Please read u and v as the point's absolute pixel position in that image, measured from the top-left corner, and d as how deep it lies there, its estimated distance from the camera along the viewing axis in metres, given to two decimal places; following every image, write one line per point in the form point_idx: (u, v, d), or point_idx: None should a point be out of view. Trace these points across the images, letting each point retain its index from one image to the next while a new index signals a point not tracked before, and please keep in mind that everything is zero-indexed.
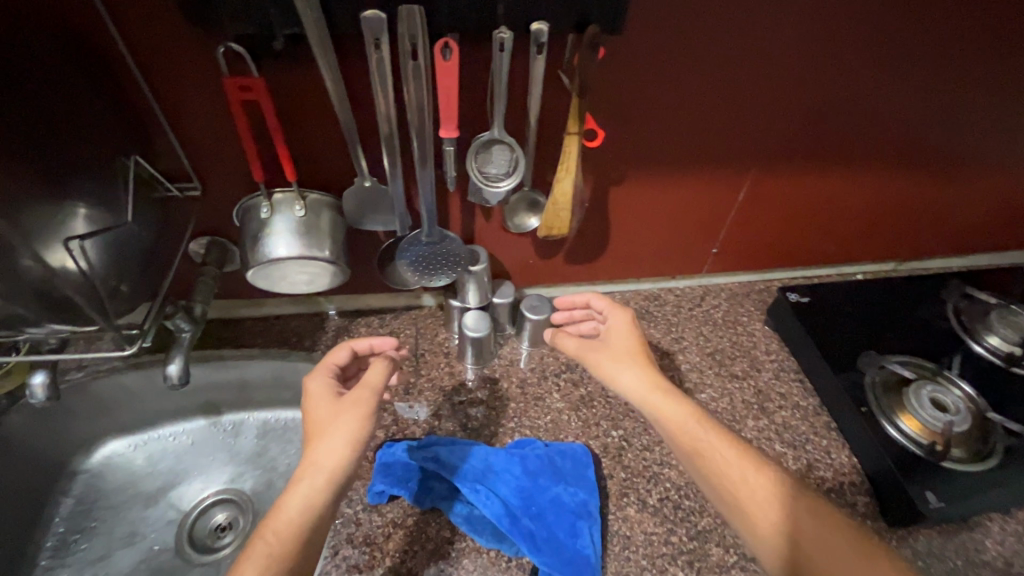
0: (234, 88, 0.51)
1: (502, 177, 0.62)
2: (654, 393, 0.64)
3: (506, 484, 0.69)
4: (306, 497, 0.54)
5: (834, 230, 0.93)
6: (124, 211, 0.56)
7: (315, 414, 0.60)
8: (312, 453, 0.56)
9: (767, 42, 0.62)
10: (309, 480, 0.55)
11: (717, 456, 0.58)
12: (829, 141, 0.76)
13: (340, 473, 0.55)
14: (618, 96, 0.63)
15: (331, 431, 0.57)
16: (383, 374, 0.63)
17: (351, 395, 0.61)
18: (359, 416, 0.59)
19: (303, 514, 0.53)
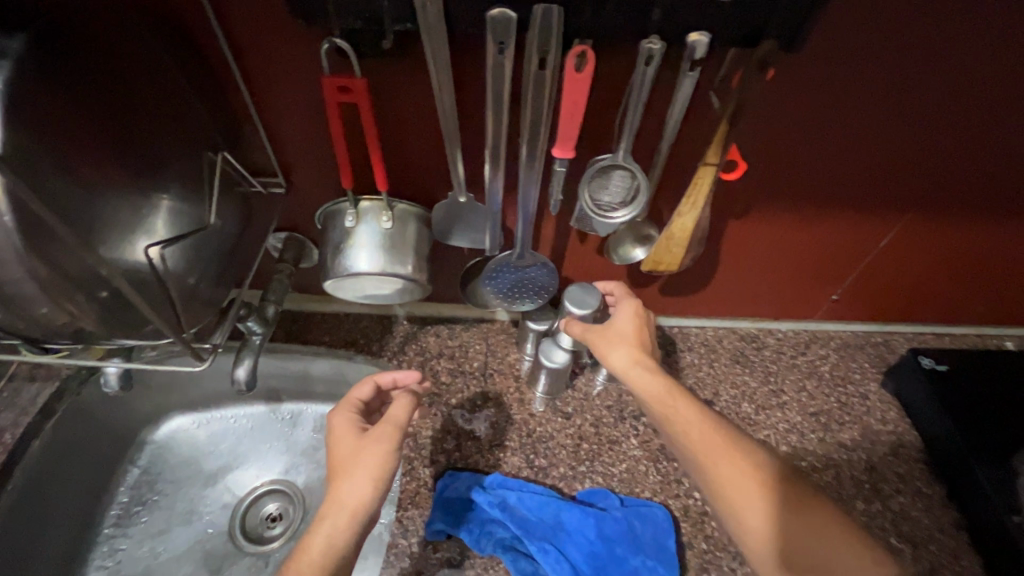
0: (333, 89, 0.45)
1: (615, 207, 0.53)
2: (636, 363, 0.58)
3: (578, 551, 0.64)
4: (328, 537, 0.49)
5: (985, 288, 0.78)
6: (207, 211, 0.52)
7: (337, 453, 0.56)
8: (334, 491, 0.52)
9: (973, 67, 0.49)
10: (332, 519, 0.51)
11: (688, 426, 0.53)
12: (1010, 187, 0.62)
13: (363, 508, 0.52)
14: (764, 121, 0.53)
15: (355, 467, 0.53)
16: (406, 408, 0.57)
17: (373, 429, 0.56)
18: (381, 448, 0.54)
19: (326, 555, 0.49)
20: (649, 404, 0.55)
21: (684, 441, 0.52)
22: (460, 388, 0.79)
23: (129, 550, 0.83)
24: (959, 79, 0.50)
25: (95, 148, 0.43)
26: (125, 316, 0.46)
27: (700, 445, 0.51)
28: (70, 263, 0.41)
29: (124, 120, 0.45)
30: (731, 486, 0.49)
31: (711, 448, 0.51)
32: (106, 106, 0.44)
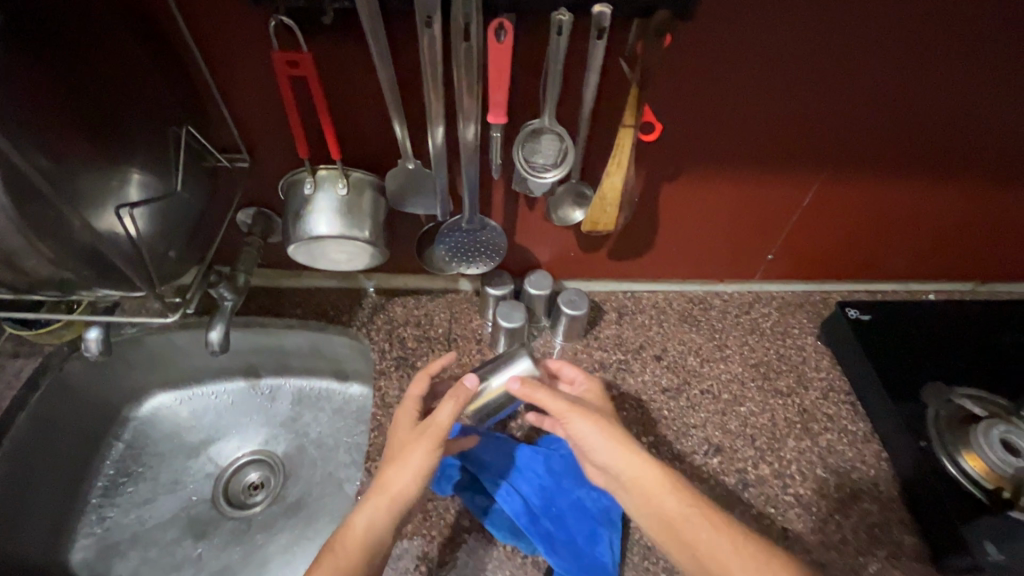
0: (282, 62, 0.50)
1: (549, 168, 0.58)
2: (625, 450, 0.60)
3: (530, 484, 0.69)
4: (371, 515, 0.56)
5: (905, 245, 0.86)
6: (174, 178, 0.56)
7: (395, 444, 0.62)
8: (384, 475, 0.58)
9: (854, 31, 0.56)
10: (376, 500, 0.57)
11: (688, 522, 0.57)
12: (909, 146, 0.69)
13: (406, 496, 0.57)
14: (678, 87, 0.59)
15: (403, 459, 0.58)
16: (454, 410, 0.60)
17: (422, 426, 0.60)
18: (427, 447, 0.59)
19: (368, 528, 0.56)
20: (641, 493, 0.59)
21: (693, 540, 0.56)
22: (425, 352, 0.84)
23: (116, 518, 0.87)
24: (844, 42, 0.57)
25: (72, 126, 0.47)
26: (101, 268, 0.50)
27: (676, 517, 0.57)
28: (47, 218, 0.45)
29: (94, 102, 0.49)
30: (720, 561, 0.54)
31: (691, 520, 0.57)
32: (77, 92, 0.48)
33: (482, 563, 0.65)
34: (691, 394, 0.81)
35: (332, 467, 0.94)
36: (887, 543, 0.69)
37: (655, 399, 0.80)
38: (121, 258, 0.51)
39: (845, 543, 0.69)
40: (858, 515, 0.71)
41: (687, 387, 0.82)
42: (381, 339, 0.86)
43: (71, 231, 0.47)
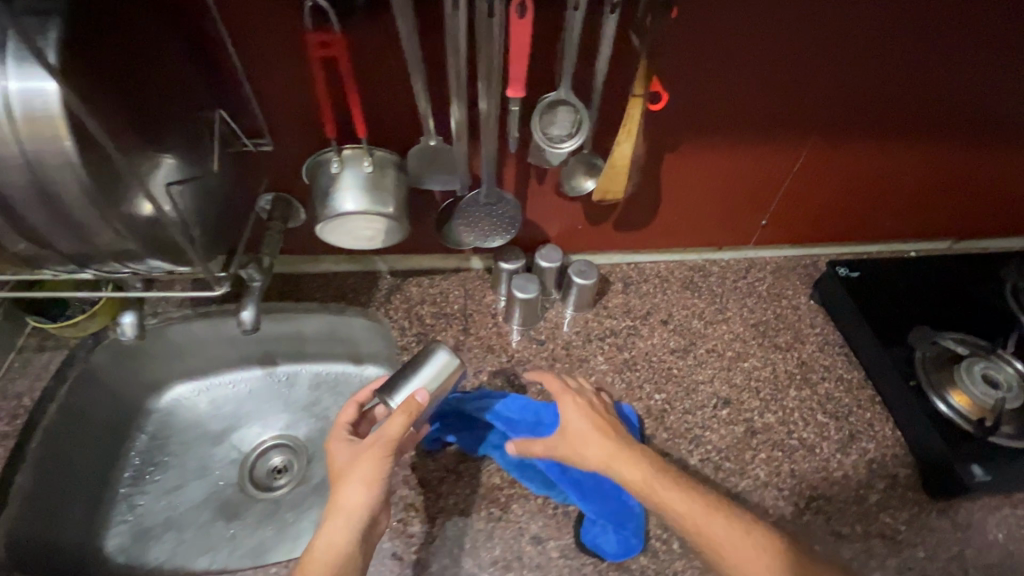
0: (314, 44, 0.52)
1: (564, 139, 0.62)
2: (614, 461, 0.63)
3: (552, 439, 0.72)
4: (329, 537, 0.56)
5: (887, 207, 0.92)
6: (209, 161, 0.58)
7: (337, 468, 0.62)
8: (336, 496, 0.59)
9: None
10: (333, 521, 0.57)
11: (675, 500, 0.60)
12: (887, 110, 0.75)
13: (361, 510, 0.58)
14: (680, 59, 0.64)
15: (353, 477, 0.59)
16: (402, 423, 0.61)
17: (368, 441, 0.61)
18: (376, 458, 0.60)
19: (331, 552, 0.56)
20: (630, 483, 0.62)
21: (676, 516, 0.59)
22: (444, 327, 0.88)
23: (148, 505, 0.89)
24: (832, 9, 0.62)
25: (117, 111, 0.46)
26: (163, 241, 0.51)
27: (644, 485, 0.62)
28: (116, 195, 0.44)
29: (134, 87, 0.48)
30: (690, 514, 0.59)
31: (656, 485, 0.61)
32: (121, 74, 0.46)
33: (515, 516, 0.69)
34: (698, 354, 0.86)
35: None
36: (885, 476, 0.75)
37: (664, 360, 0.85)
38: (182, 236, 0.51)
39: (846, 478, 0.75)
40: (857, 454, 0.77)
41: (693, 347, 0.87)
42: (400, 317, 0.89)
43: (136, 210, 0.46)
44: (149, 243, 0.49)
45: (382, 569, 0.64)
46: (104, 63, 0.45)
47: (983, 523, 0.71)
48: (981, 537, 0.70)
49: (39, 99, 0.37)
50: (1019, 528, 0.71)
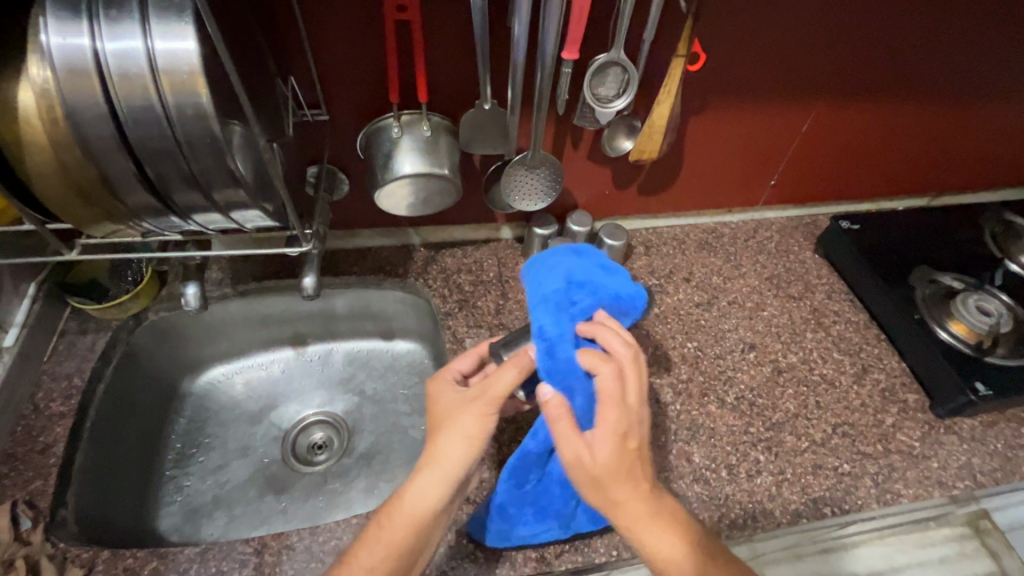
0: (392, 7, 0.56)
1: (613, 99, 0.68)
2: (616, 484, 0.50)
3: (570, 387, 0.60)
4: (424, 487, 0.55)
5: (880, 165, 1.01)
6: (284, 126, 0.61)
7: (439, 413, 0.58)
8: (433, 445, 0.56)
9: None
10: (429, 470, 0.55)
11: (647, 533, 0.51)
12: (884, 71, 0.83)
13: (455, 468, 0.55)
14: (710, 24, 0.71)
15: (454, 427, 0.55)
16: (512, 380, 0.55)
17: (477, 391, 0.56)
18: (479, 414, 0.55)
19: (423, 504, 0.55)
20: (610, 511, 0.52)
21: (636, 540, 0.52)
22: (483, 294, 0.91)
23: (194, 485, 0.85)
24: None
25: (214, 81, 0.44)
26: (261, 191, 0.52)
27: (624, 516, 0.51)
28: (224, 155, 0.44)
29: None
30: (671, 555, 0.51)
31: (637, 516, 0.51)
32: None
33: None
34: (721, 306, 0.92)
35: (396, 418, 0.94)
36: (898, 402, 0.83)
37: (692, 312, 0.91)
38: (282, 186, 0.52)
39: (864, 405, 0.82)
40: (872, 384, 0.85)
41: (716, 300, 0.93)
42: (439, 286, 0.92)
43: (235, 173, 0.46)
44: (255, 196, 0.50)
45: (459, 512, 0.68)
46: None
47: (984, 435, 0.80)
48: (984, 447, 0.79)
49: (181, 50, 0.40)
50: (1014, 438, 0.81)
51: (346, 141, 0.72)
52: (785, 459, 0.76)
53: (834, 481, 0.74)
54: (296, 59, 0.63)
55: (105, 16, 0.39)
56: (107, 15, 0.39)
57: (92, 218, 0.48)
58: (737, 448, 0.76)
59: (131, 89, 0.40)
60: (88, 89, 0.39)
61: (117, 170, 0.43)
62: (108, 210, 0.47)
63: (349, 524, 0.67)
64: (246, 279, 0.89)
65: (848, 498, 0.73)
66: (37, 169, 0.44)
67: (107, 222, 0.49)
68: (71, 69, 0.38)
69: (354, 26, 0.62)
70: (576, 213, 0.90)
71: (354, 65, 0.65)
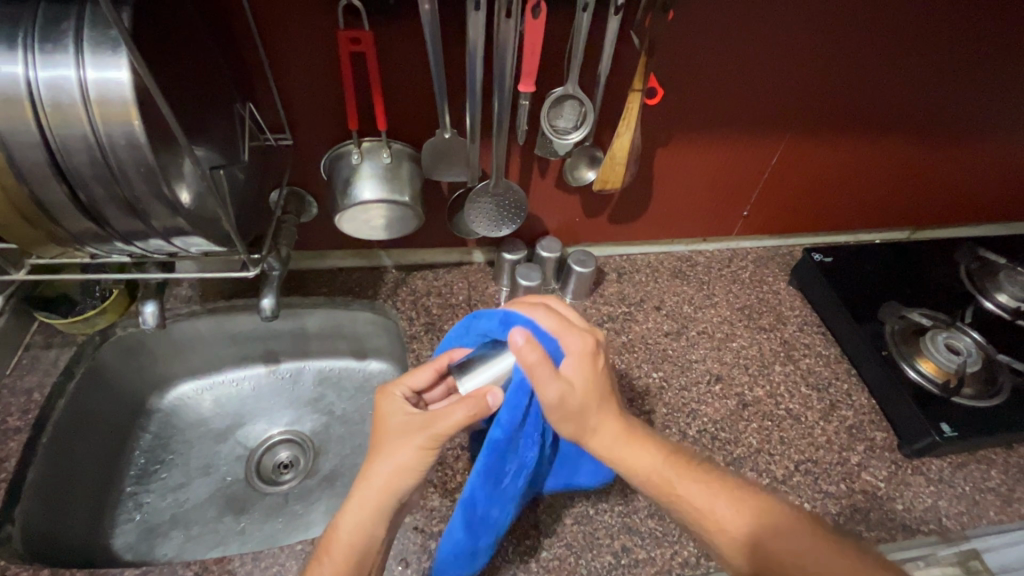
0: (346, 40, 0.57)
1: (570, 130, 0.71)
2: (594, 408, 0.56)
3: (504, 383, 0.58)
4: (354, 517, 0.55)
5: (855, 198, 1.01)
6: (242, 151, 0.62)
7: (384, 435, 0.58)
8: (370, 470, 0.56)
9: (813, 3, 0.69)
10: (360, 498, 0.56)
11: (649, 465, 0.56)
12: (851, 107, 0.84)
13: (391, 496, 0.56)
14: (670, 59, 0.72)
15: (391, 454, 0.56)
16: (455, 422, 0.55)
17: (420, 420, 0.57)
18: (420, 444, 0.56)
19: (354, 533, 0.55)
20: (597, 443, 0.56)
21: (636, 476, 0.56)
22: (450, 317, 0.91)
23: (153, 503, 0.84)
24: (806, 13, 0.70)
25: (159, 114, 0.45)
26: (207, 217, 0.53)
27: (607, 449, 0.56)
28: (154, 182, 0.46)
29: (173, 76, 0.50)
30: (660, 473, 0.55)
31: (619, 449, 0.56)
32: (158, 65, 0.47)
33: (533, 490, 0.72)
34: (690, 335, 0.92)
35: (362, 440, 0.93)
36: (865, 440, 0.81)
37: (660, 342, 0.90)
38: (223, 212, 0.53)
39: (830, 442, 0.81)
40: (839, 420, 0.83)
41: (686, 330, 0.92)
42: (407, 308, 0.92)
43: (166, 198, 0.47)
44: (196, 222, 0.51)
45: (406, 541, 0.67)
46: (146, 49, 0.46)
47: (952, 477, 0.79)
48: (951, 489, 0.78)
49: (114, 81, 0.42)
50: (983, 480, 0.79)
51: (310, 165, 0.74)
52: None
53: None
54: (258, 86, 0.65)
55: (39, 48, 0.41)
56: (42, 48, 0.41)
57: (36, 240, 0.49)
58: None
59: (64, 118, 0.42)
60: (19, 115, 0.42)
61: (50, 194, 0.45)
62: (51, 232, 0.49)
63: (293, 550, 0.67)
64: (214, 297, 0.89)
65: None
66: None
67: (53, 244, 0.50)
68: (3, 96, 0.41)
69: (314, 57, 0.63)
70: (544, 239, 0.90)
71: (314, 93, 0.66)
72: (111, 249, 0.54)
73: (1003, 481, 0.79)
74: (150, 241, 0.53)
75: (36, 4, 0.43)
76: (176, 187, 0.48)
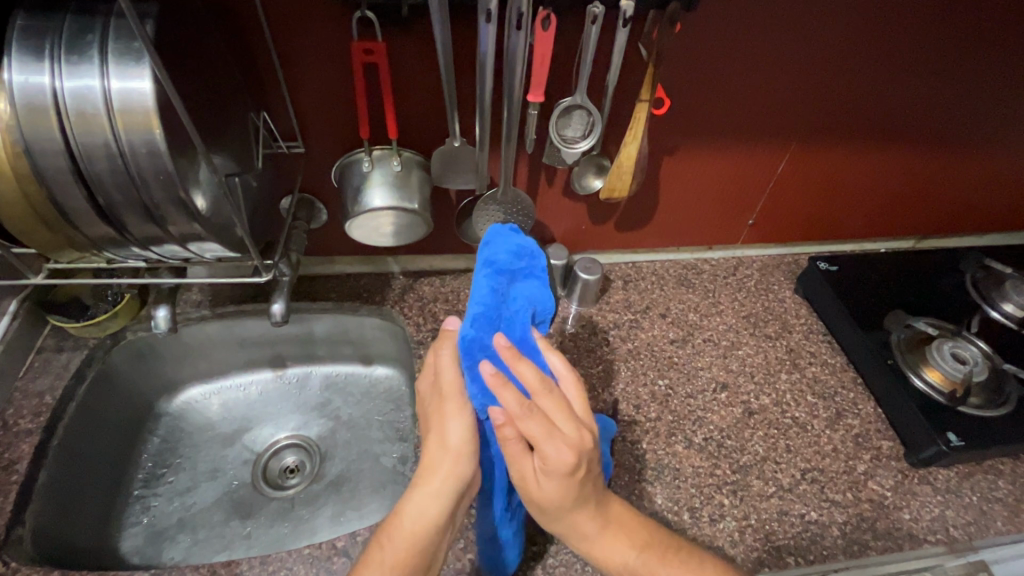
0: (360, 50, 0.58)
1: (578, 140, 0.73)
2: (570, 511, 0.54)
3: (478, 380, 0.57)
4: (421, 497, 0.54)
5: (860, 207, 1.01)
6: (255, 158, 0.63)
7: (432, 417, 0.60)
8: (430, 451, 0.57)
9: (820, 14, 0.70)
10: (425, 480, 0.56)
11: (617, 558, 0.56)
12: (857, 117, 0.84)
13: (456, 471, 0.56)
14: (678, 70, 0.73)
15: (443, 431, 0.57)
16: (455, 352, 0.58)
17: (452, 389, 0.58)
18: (458, 412, 0.58)
19: (423, 516, 0.54)
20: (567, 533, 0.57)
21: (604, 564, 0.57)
22: None
23: (161, 506, 0.84)
24: (812, 25, 0.71)
25: (177, 122, 0.46)
26: (220, 223, 0.54)
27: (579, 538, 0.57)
28: (172, 188, 0.47)
29: (193, 85, 0.51)
30: (630, 564, 0.56)
31: (592, 541, 0.56)
32: (178, 75, 0.49)
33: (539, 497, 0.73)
34: (696, 343, 0.92)
35: (369, 445, 0.93)
36: (871, 449, 0.81)
37: (666, 349, 0.91)
38: (236, 218, 0.54)
39: (836, 451, 0.81)
40: (845, 429, 0.83)
41: (692, 337, 0.92)
42: (414, 314, 0.93)
43: (183, 203, 0.48)
44: (212, 227, 0.52)
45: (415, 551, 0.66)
46: (168, 60, 0.47)
47: (959, 487, 0.79)
48: (958, 499, 0.78)
49: (136, 90, 0.43)
50: (990, 491, 0.79)
51: (321, 173, 0.75)
52: (750, 504, 0.74)
53: (800, 530, 0.73)
54: (271, 95, 0.66)
55: (66, 59, 0.43)
56: (68, 59, 0.43)
57: (54, 244, 0.50)
58: (702, 491, 0.75)
59: (87, 126, 0.44)
60: (46, 125, 0.43)
61: (71, 199, 0.46)
62: (69, 237, 0.50)
63: (299, 554, 0.68)
64: (224, 302, 0.90)
65: (813, 548, 0.71)
66: None
67: (70, 248, 0.51)
68: (31, 105, 0.42)
69: (327, 65, 0.64)
70: (552, 246, 0.91)
71: (326, 101, 0.67)
72: (125, 253, 0.54)
73: (1010, 492, 0.79)
74: (165, 245, 0.53)
75: (61, 15, 0.44)
76: (193, 192, 0.49)
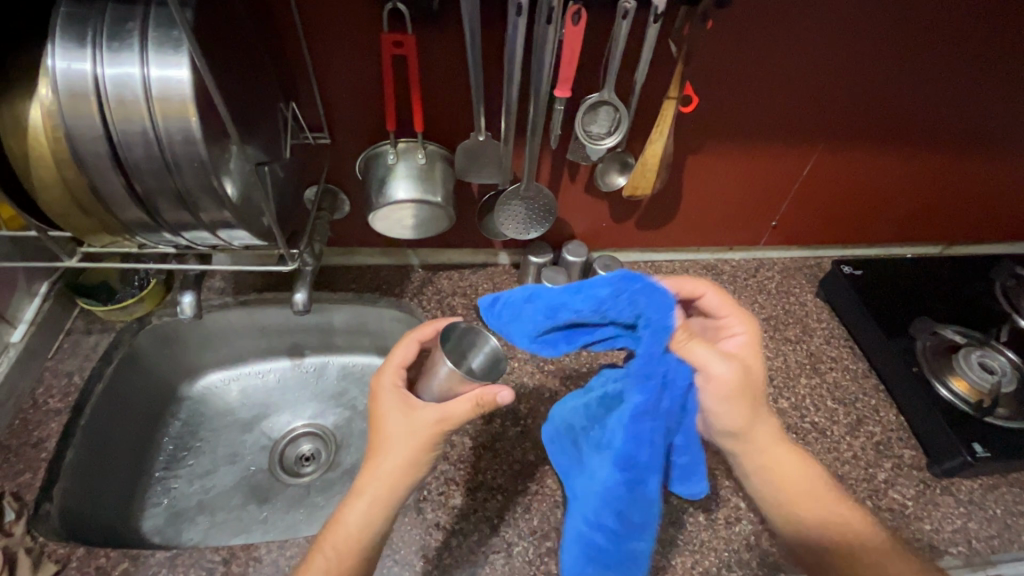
0: (389, 42, 0.58)
1: (604, 135, 0.73)
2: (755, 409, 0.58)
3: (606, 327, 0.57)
4: (364, 512, 0.54)
5: (887, 212, 0.99)
6: (283, 148, 0.64)
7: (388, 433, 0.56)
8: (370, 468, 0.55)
9: (856, 12, 0.69)
10: (367, 494, 0.54)
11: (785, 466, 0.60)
12: (889, 119, 0.83)
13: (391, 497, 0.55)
14: (707, 69, 0.72)
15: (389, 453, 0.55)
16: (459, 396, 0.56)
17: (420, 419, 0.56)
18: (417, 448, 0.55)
19: (359, 529, 0.54)
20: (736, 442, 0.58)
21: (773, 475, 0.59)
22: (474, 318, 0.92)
23: (181, 488, 0.86)
24: (848, 24, 0.70)
25: (212, 111, 0.47)
26: (250, 212, 0.55)
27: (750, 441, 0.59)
28: (206, 177, 0.48)
29: (227, 75, 0.52)
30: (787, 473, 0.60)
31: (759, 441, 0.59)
32: (213, 64, 0.49)
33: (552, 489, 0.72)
34: None
35: None
36: (892, 457, 0.80)
37: None
38: (264, 206, 0.55)
39: (856, 458, 0.80)
40: (865, 436, 0.82)
41: None
42: (432, 307, 0.93)
43: (215, 191, 0.49)
44: (242, 215, 0.53)
45: (426, 540, 0.66)
46: (205, 49, 0.48)
47: (983, 499, 0.77)
48: (982, 511, 0.76)
49: (175, 78, 0.44)
50: (1015, 504, 0.77)
51: (346, 165, 0.76)
52: None
53: None
54: (301, 86, 0.66)
55: (106, 45, 0.44)
56: (109, 46, 0.44)
57: (90, 228, 0.52)
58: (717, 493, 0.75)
59: (126, 113, 0.44)
60: (86, 111, 0.44)
61: (106, 185, 0.47)
62: (103, 222, 0.51)
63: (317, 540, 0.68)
64: (246, 290, 0.91)
65: None
66: (41, 181, 0.47)
67: (103, 231, 0.52)
68: (73, 91, 0.43)
69: (356, 57, 0.65)
70: (572, 243, 0.90)
71: (354, 93, 0.68)
72: (157, 238, 0.56)
73: None
74: (195, 232, 0.54)
75: (104, 3, 0.45)
76: (225, 181, 0.50)
